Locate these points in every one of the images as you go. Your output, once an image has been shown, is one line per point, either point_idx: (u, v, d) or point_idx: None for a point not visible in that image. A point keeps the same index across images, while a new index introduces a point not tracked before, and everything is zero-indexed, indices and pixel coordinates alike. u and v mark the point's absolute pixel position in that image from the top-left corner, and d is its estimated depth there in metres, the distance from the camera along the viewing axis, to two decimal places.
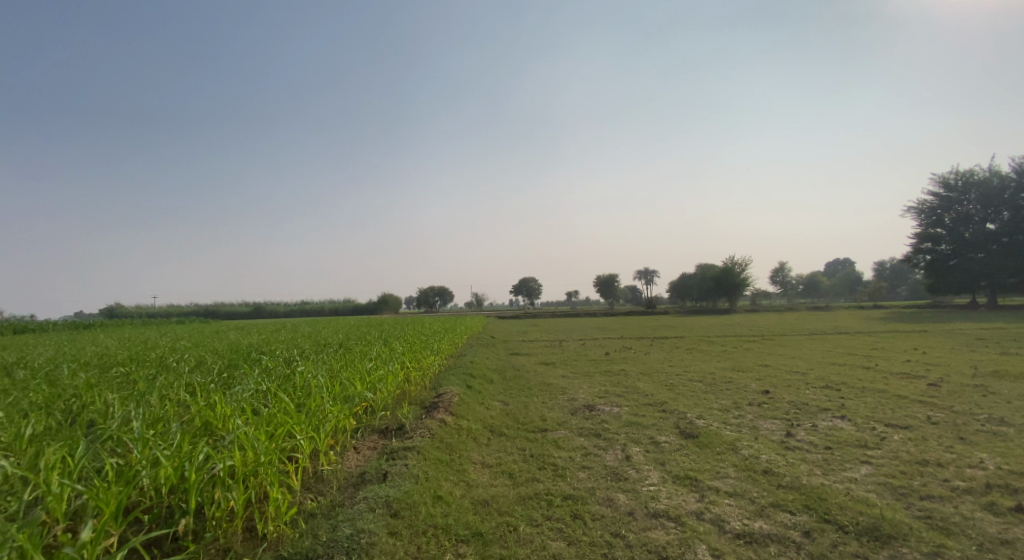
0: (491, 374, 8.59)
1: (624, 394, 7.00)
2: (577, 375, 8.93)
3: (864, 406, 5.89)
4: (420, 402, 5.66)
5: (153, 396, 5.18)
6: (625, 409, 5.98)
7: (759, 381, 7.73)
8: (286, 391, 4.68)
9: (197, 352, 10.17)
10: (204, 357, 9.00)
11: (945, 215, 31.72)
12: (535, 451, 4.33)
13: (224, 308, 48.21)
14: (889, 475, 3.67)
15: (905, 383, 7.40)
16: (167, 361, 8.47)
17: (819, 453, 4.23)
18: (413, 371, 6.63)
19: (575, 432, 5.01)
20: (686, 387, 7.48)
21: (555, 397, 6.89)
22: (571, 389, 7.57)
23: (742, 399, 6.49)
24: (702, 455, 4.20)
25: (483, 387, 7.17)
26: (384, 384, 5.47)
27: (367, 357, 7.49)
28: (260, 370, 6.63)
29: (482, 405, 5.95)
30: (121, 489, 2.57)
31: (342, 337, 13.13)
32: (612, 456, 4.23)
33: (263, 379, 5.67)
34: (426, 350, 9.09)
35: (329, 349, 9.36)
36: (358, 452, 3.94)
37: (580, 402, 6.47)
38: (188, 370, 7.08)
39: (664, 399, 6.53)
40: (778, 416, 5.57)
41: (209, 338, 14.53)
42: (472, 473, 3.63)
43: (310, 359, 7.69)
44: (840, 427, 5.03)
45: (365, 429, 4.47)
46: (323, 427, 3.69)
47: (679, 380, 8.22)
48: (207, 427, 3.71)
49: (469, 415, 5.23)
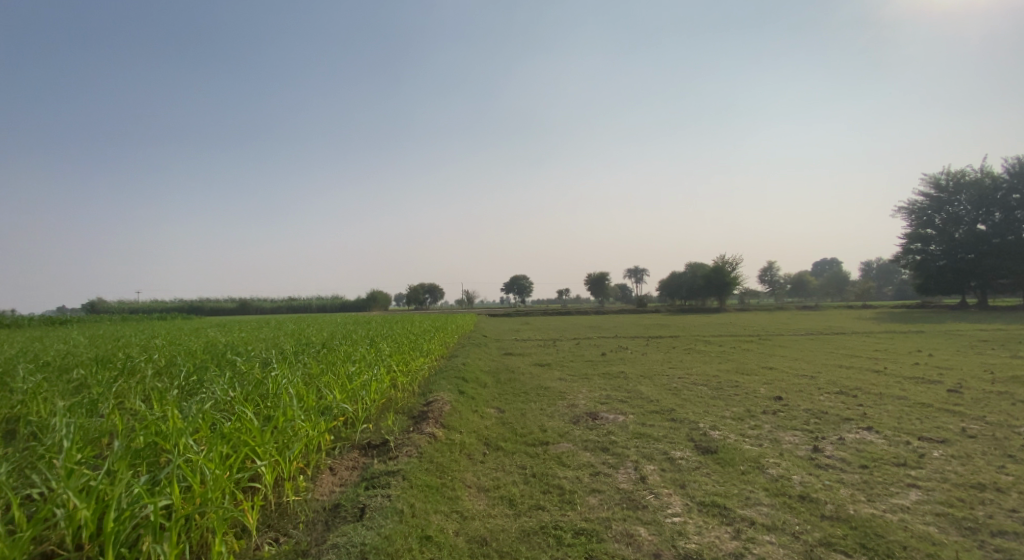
0: (484, 377, 8.06)
1: (628, 400, 6.52)
2: (574, 378, 8.44)
3: (890, 416, 5.48)
4: (407, 411, 5.13)
5: (105, 407, 4.59)
6: (630, 418, 5.51)
7: (769, 386, 7.29)
8: (253, 401, 4.11)
9: (169, 352, 9.51)
10: (175, 358, 8.36)
11: (935, 215, 31.75)
12: (537, 470, 3.81)
13: (207, 305, 47.07)
14: (946, 503, 3.29)
15: (923, 389, 7.01)
16: (132, 363, 7.81)
17: (856, 474, 3.77)
18: (400, 376, 6.08)
19: (580, 445, 4.49)
20: (692, 391, 7.01)
21: (553, 404, 6.38)
22: (570, 393, 7.06)
23: (755, 406, 6.04)
24: (726, 475, 3.71)
25: (475, 392, 6.64)
26: (368, 391, 4.93)
27: (351, 360, 6.91)
28: (232, 373, 6.04)
29: (476, 414, 5.43)
30: (22, 539, 2.03)
31: (325, 336, 12.50)
32: (624, 477, 3.72)
33: (232, 385, 5.09)
34: (415, 351, 8.54)
35: (310, 350, 8.75)
36: (334, 474, 3.41)
37: (581, 410, 5.97)
38: (152, 374, 6.46)
39: (671, 406, 6.06)
40: (798, 426, 5.12)
41: (185, 337, 13.83)
42: (466, 501, 3.11)
43: (288, 362, 7.10)
44: (870, 440, 4.60)
45: (344, 446, 3.92)
46: (292, 448, 3.14)
47: (683, 383, 7.77)
48: (155, 446, 3.17)
49: (461, 426, 4.70)
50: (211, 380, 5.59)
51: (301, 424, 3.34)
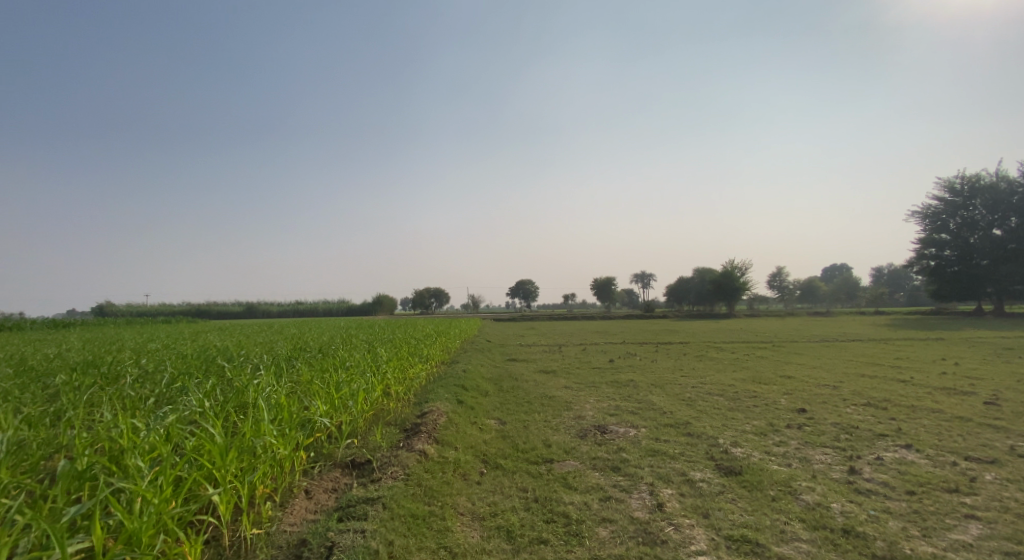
0: (485, 385, 7.63)
1: (638, 411, 6.08)
2: (581, 386, 8.00)
3: (928, 432, 5.00)
4: (399, 423, 4.73)
5: (71, 418, 4.25)
6: (642, 432, 5.07)
7: (790, 397, 6.82)
8: (228, 412, 3.74)
9: (159, 357, 9.15)
10: (166, 362, 8.07)
11: (950, 220, 30.98)
12: (539, 494, 3.38)
13: (214, 308, 47.00)
14: (1015, 540, 2.82)
15: (957, 401, 6.51)
16: (117, 369, 7.44)
17: (904, 503, 3.32)
18: (395, 385, 5.67)
19: (588, 465, 4.07)
20: (707, 403, 6.55)
21: (559, 415, 5.95)
22: (576, 403, 6.63)
23: (778, 420, 5.58)
24: (754, 503, 3.27)
25: (476, 402, 6.23)
26: (357, 402, 4.53)
27: (344, 366, 6.52)
28: (216, 380, 5.68)
29: (475, 427, 5.02)
30: None
31: (324, 340, 12.17)
32: (639, 504, 3.29)
33: (210, 395, 4.71)
34: (413, 356, 8.14)
35: (305, 356, 8.36)
36: (309, 499, 3.02)
37: (588, 422, 5.53)
38: (133, 381, 6.08)
39: (686, 419, 5.61)
40: (827, 443, 4.67)
41: (182, 340, 13.50)
42: (456, 534, 2.69)
43: (279, 367, 6.73)
44: (910, 462, 4.14)
45: (323, 465, 3.53)
46: (257, 472, 2.76)
47: (697, 393, 7.31)
48: (104, 468, 2.83)
49: (457, 441, 4.29)
50: (192, 387, 5.23)
51: (270, 443, 2.97)
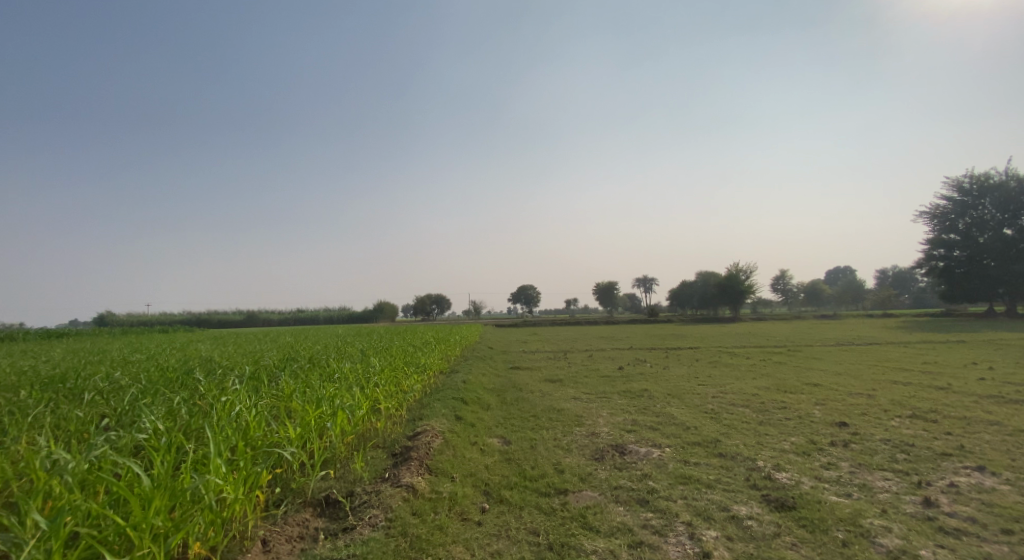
0: (488, 397, 7.00)
1: (658, 427, 5.44)
2: (592, 397, 7.36)
3: (997, 451, 4.35)
4: (388, 447, 4.10)
5: (0, 446, 3.64)
6: (668, 453, 4.44)
7: (824, 408, 6.17)
8: (174, 442, 3.13)
9: (136, 369, 8.49)
10: (143, 375, 7.48)
11: (959, 220, 30.29)
12: (554, 540, 2.74)
13: (215, 317, 46.47)
14: None
15: (1011, 412, 5.86)
16: (85, 383, 6.79)
17: (1006, 548, 2.69)
18: (386, 401, 5.04)
19: (609, 497, 3.44)
20: (733, 416, 5.90)
21: (569, 431, 5.32)
22: (588, 417, 6.00)
23: (819, 436, 4.93)
24: (822, 550, 2.64)
25: (477, 417, 5.60)
26: (338, 424, 3.91)
27: (331, 379, 5.90)
28: (183, 396, 5.05)
29: (477, 449, 4.39)
30: None
31: (317, 349, 11.55)
32: (679, 552, 2.64)
33: (169, 415, 4.11)
34: (409, 366, 7.53)
35: (292, 367, 7.71)
36: (265, 555, 2.40)
37: (604, 441, 4.89)
38: (93, 399, 5.43)
39: (715, 436, 4.97)
40: (885, 466, 4.03)
41: (168, 351, 12.86)
42: None
43: (260, 381, 6.10)
44: (991, 490, 3.50)
45: (288, 504, 2.92)
46: (188, 527, 2.15)
47: (720, 405, 6.66)
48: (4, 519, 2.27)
49: (455, 470, 3.66)
50: (154, 405, 4.63)
51: (213, 485, 2.37)
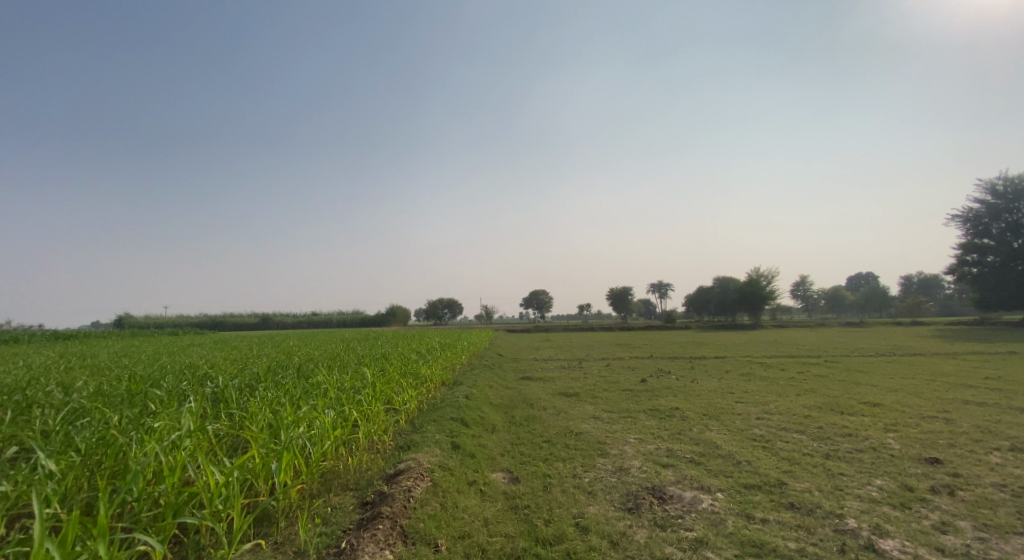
0: (494, 416, 6.01)
1: (701, 461, 4.42)
2: (614, 417, 6.34)
3: None
4: (359, 496, 3.16)
5: None
6: (721, 502, 3.44)
7: (898, 438, 5.09)
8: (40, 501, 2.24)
9: (104, 377, 7.62)
10: (106, 385, 6.63)
11: (993, 224, 28.56)
12: None
13: (230, 319, 46.16)
14: None
15: None
16: (31, 395, 5.90)
17: None
18: (365, 426, 4.07)
19: None
20: (790, 446, 4.85)
21: (591, 465, 4.32)
22: (613, 445, 4.99)
23: (912, 479, 3.87)
24: None
25: (478, 444, 4.63)
26: (286, 469, 2.99)
27: (306, 395, 4.97)
28: (120, 415, 4.15)
29: (474, 495, 3.41)
30: None
31: (312, 356, 10.61)
32: None
33: (79, 445, 3.22)
34: (405, 378, 6.57)
35: (272, 379, 6.77)
36: None
37: (635, 481, 3.89)
38: (20, 417, 4.53)
39: (776, 477, 3.94)
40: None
41: (157, 356, 12.03)
42: None
43: (225, 397, 5.15)
44: None
45: None
46: None
47: (769, 429, 5.60)
48: None
49: (440, 536, 2.70)
50: (76, 430, 3.73)
51: None
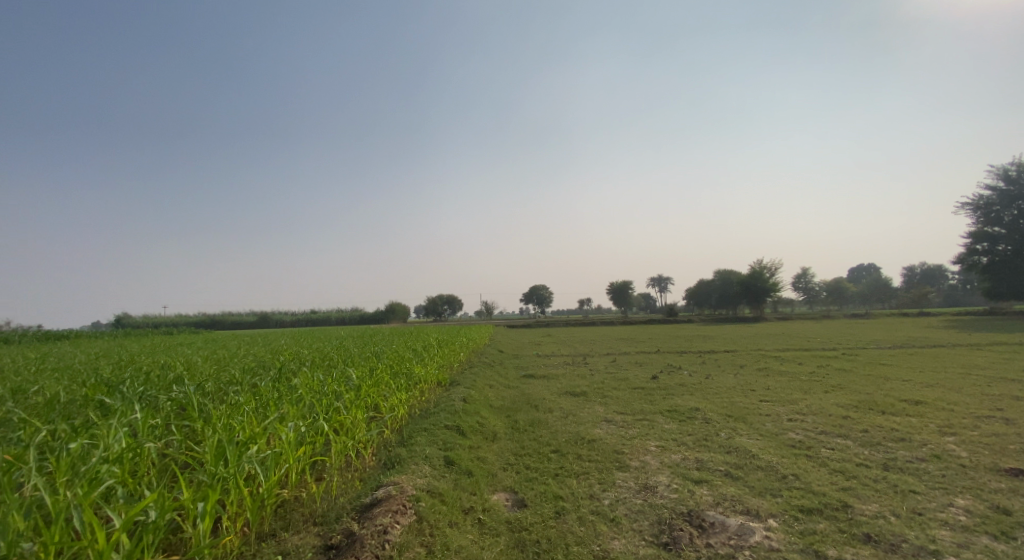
0: (494, 422, 5.32)
1: (739, 475, 3.74)
2: (630, 420, 5.64)
3: None
4: (323, 536, 2.48)
5: None
6: (777, 533, 2.76)
7: (961, 443, 4.42)
8: None
9: (64, 381, 6.88)
10: (63, 388, 5.94)
11: (1005, 212, 27.76)
12: None
13: (228, 318, 45.47)
14: None
15: None
16: None
17: None
18: (339, 442, 3.38)
19: None
20: (840, 455, 4.17)
21: (609, 482, 3.63)
22: (633, 455, 4.29)
23: (1001, 498, 3.20)
24: None
25: (474, 458, 3.94)
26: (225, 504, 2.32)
27: (277, 401, 4.27)
28: (50, 424, 3.48)
29: (469, 530, 2.72)
30: None
31: (300, 355, 9.89)
32: None
33: None
34: (395, 379, 5.89)
35: (247, 382, 6.06)
36: None
37: (666, 504, 3.21)
38: None
39: (836, 496, 3.27)
40: None
41: (135, 356, 11.28)
42: None
43: (183, 403, 4.44)
44: None
45: None
46: None
47: (808, 434, 4.91)
48: None
49: None
50: None
51: None
